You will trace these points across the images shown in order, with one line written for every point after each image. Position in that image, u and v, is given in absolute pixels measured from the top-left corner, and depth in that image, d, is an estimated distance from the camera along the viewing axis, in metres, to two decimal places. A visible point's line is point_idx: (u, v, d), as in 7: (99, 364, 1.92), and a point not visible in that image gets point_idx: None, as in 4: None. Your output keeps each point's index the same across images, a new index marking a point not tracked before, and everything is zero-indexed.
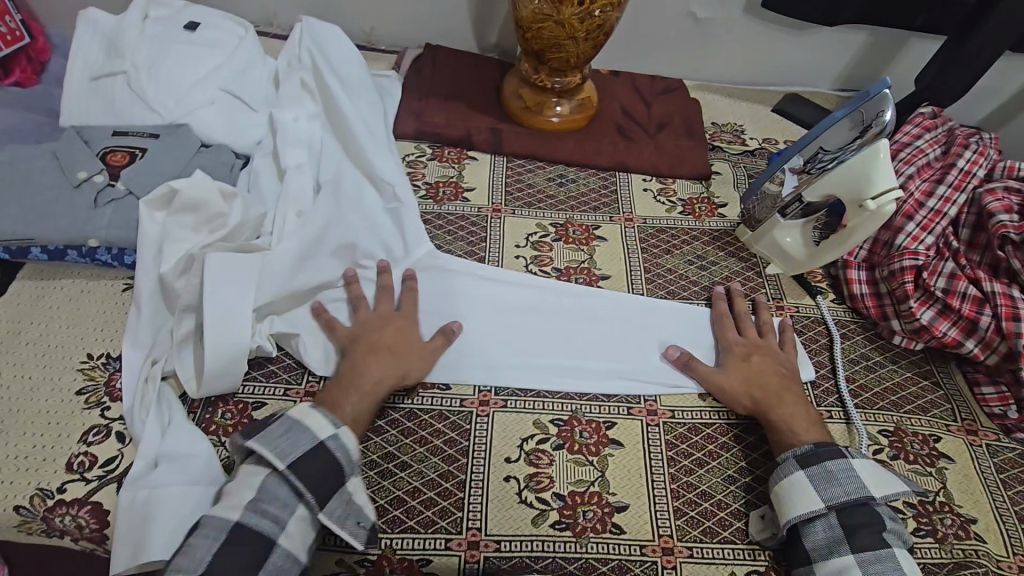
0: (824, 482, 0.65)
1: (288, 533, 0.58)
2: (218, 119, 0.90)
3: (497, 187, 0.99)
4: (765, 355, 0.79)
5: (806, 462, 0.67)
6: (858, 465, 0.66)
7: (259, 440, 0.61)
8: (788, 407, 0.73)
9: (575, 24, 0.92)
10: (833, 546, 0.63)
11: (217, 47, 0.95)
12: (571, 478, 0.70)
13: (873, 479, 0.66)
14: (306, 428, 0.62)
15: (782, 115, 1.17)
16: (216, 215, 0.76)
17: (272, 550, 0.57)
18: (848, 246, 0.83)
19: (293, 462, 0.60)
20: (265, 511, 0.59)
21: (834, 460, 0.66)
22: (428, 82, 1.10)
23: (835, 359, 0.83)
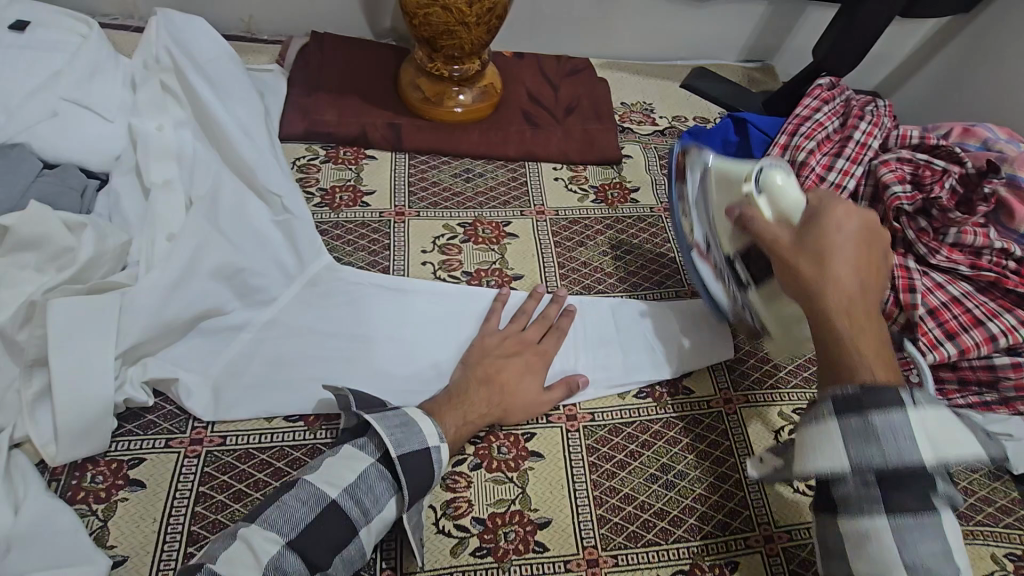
0: (860, 438, 0.53)
1: (371, 525, 0.57)
2: (63, 134, 0.79)
3: (399, 187, 0.93)
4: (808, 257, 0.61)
5: (849, 409, 0.54)
6: (915, 419, 0.53)
7: (378, 425, 0.60)
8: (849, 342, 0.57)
9: (464, 8, 0.87)
10: (866, 505, 0.53)
11: (55, 49, 0.82)
12: (490, 499, 0.67)
13: (927, 435, 0.53)
14: (425, 427, 0.62)
15: (690, 91, 1.16)
16: (61, 250, 0.67)
17: (352, 539, 0.56)
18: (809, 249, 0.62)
19: (408, 455, 0.59)
20: (360, 499, 0.57)
21: (881, 409, 0.53)
22: (316, 76, 1.01)
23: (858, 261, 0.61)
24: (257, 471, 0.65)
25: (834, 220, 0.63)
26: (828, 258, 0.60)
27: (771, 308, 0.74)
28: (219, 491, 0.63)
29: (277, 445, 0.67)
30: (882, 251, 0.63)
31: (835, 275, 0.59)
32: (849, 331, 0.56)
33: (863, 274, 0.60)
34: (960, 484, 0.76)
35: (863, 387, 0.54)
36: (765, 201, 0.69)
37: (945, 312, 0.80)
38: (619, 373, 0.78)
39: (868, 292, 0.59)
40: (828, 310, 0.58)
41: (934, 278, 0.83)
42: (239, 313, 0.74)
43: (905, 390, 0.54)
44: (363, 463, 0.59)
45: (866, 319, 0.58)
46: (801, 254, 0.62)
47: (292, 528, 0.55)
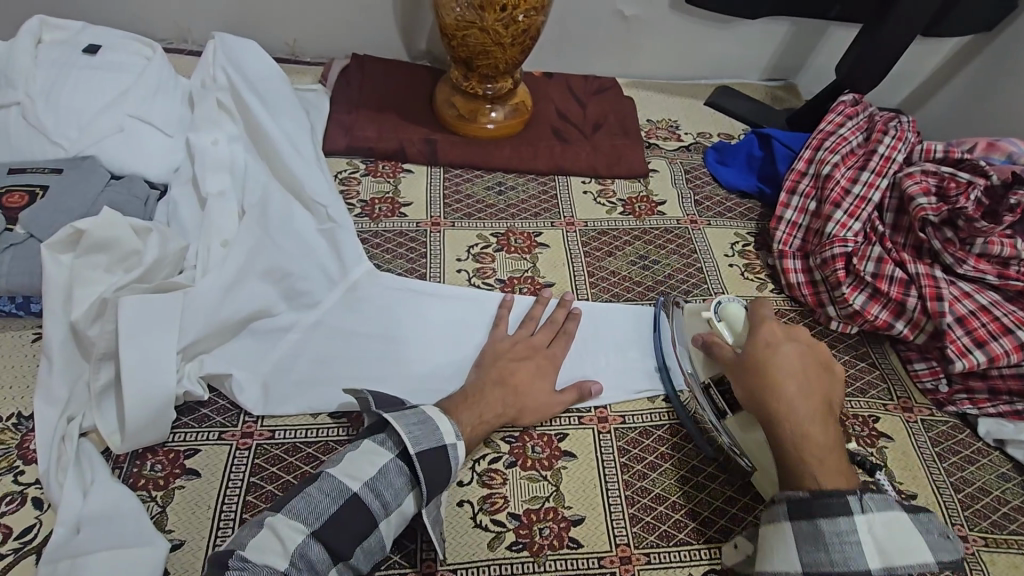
0: (812, 543, 0.56)
1: (389, 518, 0.60)
2: (129, 149, 0.85)
3: (435, 199, 0.97)
4: (756, 368, 0.68)
5: (798, 513, 0.57)
6: (863, 527, 0.55)
7: (397, 422, 0.62)
8: (800, 447, 0.61)
9: (500, 30, 0.91)
10: None
11: (122, 70, 0.89)
12: (525, 496, 0.69)
13: (876, 543, 0.55)
14: (441, 425, 0.64)
15: (714, 108, 1.19)
16: (130, 253, 0.72)
17: (372, 530, 0.58)
18: (756, 359, 0.68)
19: (425, 452, 0.61)
20: (379, 493, 0.59)
21: (829, 519, 0.56)
22: (357, 95, 1.06)
23: (805, 372, 0.67)
24: (304, 463, 0.69)
25: (771, 338, 0.70)
26: (774, 375, 0.66)
27: (741, 427, 0.70)
28: (268, 481, 0.67)
29: (321, 439, 0.71)
30: (822, 357, 0.69)
31: (781, 394, 0.65)
32: (800, 444, 0.61)
33: (807, 387, 0.65)
34: (993, 494, 0.75)
35: (814, 493, 0.57)
36: (725, 327, 0.76)
37: (973, 320, 0.81)
38: (648, 377, 0.80)
39: (814, 399, 0.64)
40: (775, 428, 0.63)
41: (961, 288, 0.84)
42: (287, 315, 0.78)
43: (854, 498, 0.56)
44: (382, 458, 0.61)
45: (815, 429, 0.62)
46: (748, 373, 0.68)
47: (315, 519, 0.57)
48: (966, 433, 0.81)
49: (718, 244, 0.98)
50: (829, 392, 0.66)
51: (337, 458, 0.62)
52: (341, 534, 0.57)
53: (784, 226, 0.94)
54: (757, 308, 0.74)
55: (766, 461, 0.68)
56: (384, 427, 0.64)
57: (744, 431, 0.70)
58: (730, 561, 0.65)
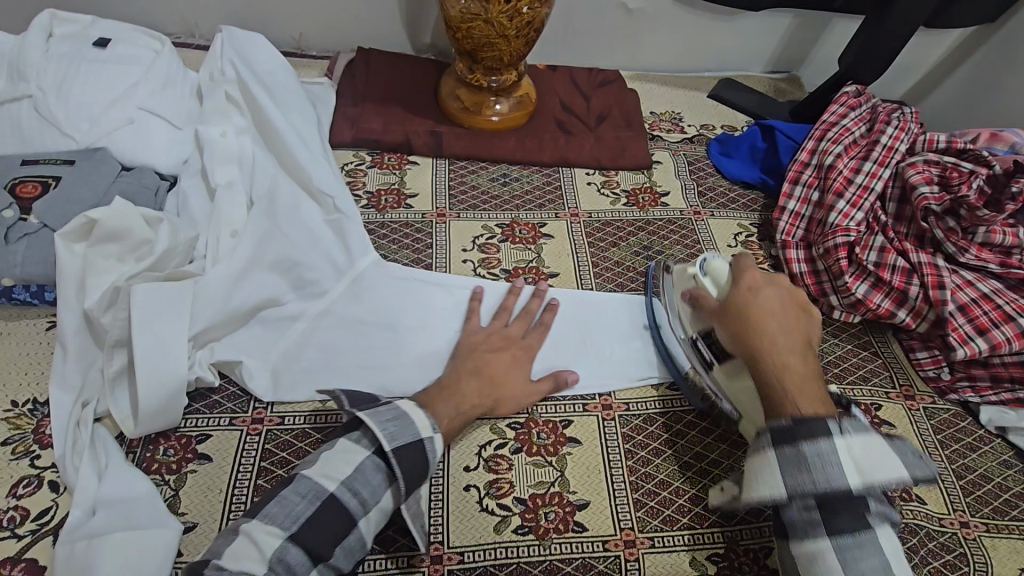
0: (794, 465, 0.56)
1: (368, 516, 0.58)
2: (139, 141, 0.86)
3: (440, 190, 0.98)
4: (740, 312, 0.70)
5: (782, 441, 0.58)
6: (841, 447, 0.56)
7: (371, 420, 0.60)
8: (780, 381, 0.63)
9: (505, 22, 0.92)
10: (808, 528, 0.55)
11: (132, 63, 0.90)
12: (531, 481, 0.70)
13: (856, 461, 0.56)
14: (417, 419, 0.62)
15: (718, 100, 1.20)
16: (140, 242, 0.73)
17: (351, 529, 0.57)
18: (739, 306, 0.71)
19: (402, 449, 0.60)
20: (356, 492, 0.58)
21: (810, 440, 0.56)
22: (362, 88, 1.07)
23: (785, 313, 0.69)
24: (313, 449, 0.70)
25: (752, 283, 0.72)
26: (756, 316, 0.69)
27: (731, 376, 0.73)
28: (278, 466, 0.68)
29: (330, 425, 0.72)
30: (802, 301, 0.72)
31: (763, 330, 0.67)
32: (782, 376, 0.64)
33: (787, 325, 0.68)
34: (994, 480, 0.76)
35: (795, 419, 0.58)
36: (709, 280, 0.78)
37: (975, 309, 0.82)
38: (652, 365, 0.81)
39: (794, 336, 0.67)
40: (759, 363, 0.65)
41: (963, 276, 0.85)
42: (295, 304, 0.79)
43: (833, 422, 0.57)
44: (357, 457, 0.59)
45: (793, 362, 0.65)
46: (733, 316, 0.70)
47: (292, 523, 0.55)
48: (967, 420, 0.81)
49: (721, 234, 0.98)
50: (810, 332, 0.69)
51: (313, 458, 0.61)
52: (319, 535, 0.56)
53: (787, 216, 0.94)
54: (740, 260, 0.77)
55: (753, 406, 0.71)
56: (359, 424, 0.62)
57: (732, 381, 0.73)
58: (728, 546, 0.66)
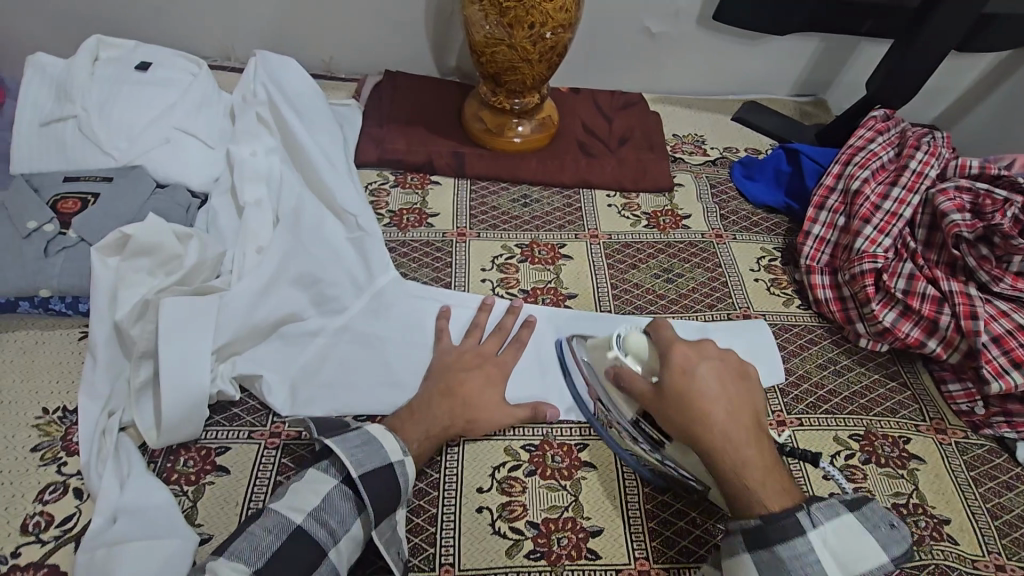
0: (774, 572, 0.55)
1: (339, 546, 0.59)
2: (173, 159, 0.89)
3: (461, 210, 0.99)
4: (677, 400, 0.65)
5: (757, 545, 0.57)
6: (818, 544, 0.55)
7: (338, 448, 0.62)
8: (739, 474, 0.61)
9: (529, 47, 0.92)
10: None
11: (170, 86, 0.95)
12: (544, 504, 0.70)
13: (833, 553, 0.55)
14: (386, 444, 0.64)
15: (741, 123, 1.19)
16: (171, 257, 0.75)
17: (321, 560, 0.57)
18: (676, 394, 0.65)
19: (369, 474, 0.61)
20: (324, 522, 0.59)
21: (785, 542, 0.56)
22: (389, 109, 1.10)
23: (725, 392, 0.66)
24: None
25: (683, 363, 0.67)
26: (699, 407, 0.64)
27: (681, 454, 0.67)
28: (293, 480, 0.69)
29: None
30: (735, 368, 0.69)
31: (711, 423, 0.63)
32: (743, 473, 0.61)
33: (731, 406, 0.65)
34: None
35: (765, 519, 0.57)
36: (631, 359, 0.71)
37: (1011, 340, 0.79)
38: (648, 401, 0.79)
39: (740, 421, 0.64)
40: (714, 461, 0.62)
41: (998, 306, 0.82)
42: (315, 320, 0.81)
43: (803, 514, 0.56)
44: (325, 486, 0.61)
45: (745, 449, 0.62)
46: (673, 410, 0.65)
47: (258, 559, 0.56)
48: (1003, 457, 0.78)
49: (743, 258, 0.97)
50: (753, 406, 0.66)
51: (282, 491, 0.62)
52: (288, 567, 0.56)
53: (811, 241, 0.93)
54: (658, 331, 0.71)
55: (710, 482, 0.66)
56: (326, 454, 0.64)
57: (683, 457, 0.67)
58: (698, 572, 0.65)
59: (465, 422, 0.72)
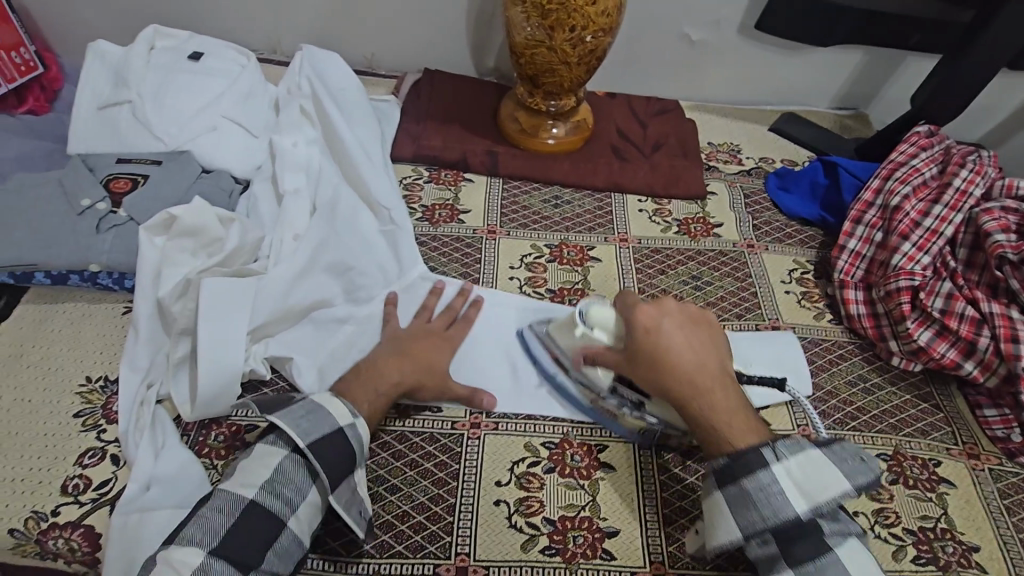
0: (741, 504, 0.60)
1: (297, 513, 0.60)
2: (220, 146, 0.93)
3: (493, 208, 1.00)
4: (645, 359, 0.69)
5: (725, 481, 0.61)
6: (779, 474, 0.60)
7: (285, 420, 0.63)
8: (716, 420, 0.65)
9: (568, 49, 0.93)
10: (773, 563, 0.59)
11: (220, 76, 0.98)
12: (561, 502, 0.70)
13: (798, 485, 0.59)
14: (334, 410, 0.65)
15: (778, 134, 1.18)
16: (213, 240, 0.78)
17: (282, 530, 0.59)
18: (643, 352, 0.69)
19: (317, 443, 0.62)
20: (280, 493, 0.60)
21: (750, 477, 0.60)
22: (426, 106, 1.12)
23: (687, 345, 0.69)
24: None
25: (647, 322, 0.71)
26: (665, 361, 0.68)
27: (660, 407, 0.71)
28: None
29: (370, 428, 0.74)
30: (694, 319, 0.72)
31: (677, 375, 0.67)
32: (706, 415, 0.65)
33: (694, 357, 0.68)
34: None
35: (731, 457, 0.62)
36: (598, 331, 0.74)
37: None
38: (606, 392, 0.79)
39: (705, 371, 0.67)
40: (690, 411, 0.66)
41: None
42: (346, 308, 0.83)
43: (767, 450, 0.61)
44: (275, 458, 0.62)
45: (714, 394, 0.66)
46: (642, 368, 0.69)
47: (213, 536, 0.56)
48: None
49: (775, 269, 0.96)
50: (720, 361, 0.70)
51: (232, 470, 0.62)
52: (249, 540, 0.57)
53: (846, 255, 0.91)
54: (620, 300, 0.75)
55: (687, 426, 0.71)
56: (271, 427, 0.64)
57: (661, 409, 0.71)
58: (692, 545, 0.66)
59: (414, 385, 0.73)
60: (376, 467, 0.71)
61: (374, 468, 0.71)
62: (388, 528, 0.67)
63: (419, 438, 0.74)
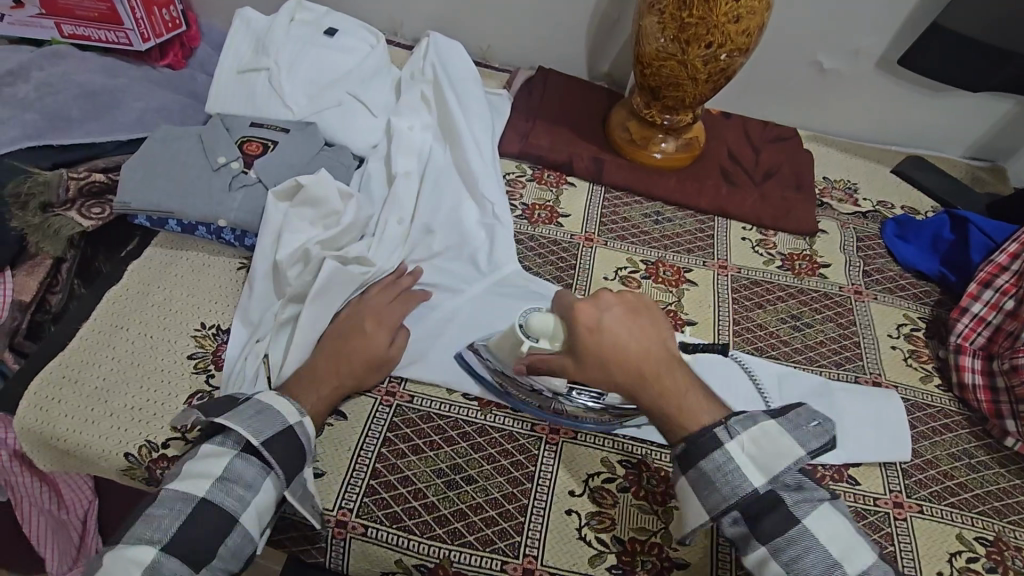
0: (704, 487, 0.62)
1: (249, 510, 0.62)
2: (342, 121, 0.96)
3: (592, 216, 1.00)
4: (594, 358, 0.65)
5: (686, 466, 0.63)
6: (736, 453, 0.62)
7: (234, 420, 0.64)
8: (671, 405, 0.64)
9: (699, 65, 0.90)
10: (746, 540, 0.62)
11: (351, 53, 1.02)
12: (633, 524, 0.69)
13: (753, 458, 0.62)
14: (279, 406, 0.66)
15: (901, 178, 1.11)
16: (330, 212, 0.83)
17: (232, 527, 0.61)
18: (589, 348, 0.66)
19: (269, 441, 0.64)
20: (230, 490, 0.61)
21: (708, 458, 0.62)
22: (536, 105, 1.12)
23: (632, 333, 0.66)
24: (436, 431, 0.75)
25: (588, 319, 0.67)
26: (611, 356, 0.65)
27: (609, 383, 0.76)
28: (400, 440, 0.73)
29: (453, 416, 0.76)
30: (634, 305, 0.69)
31: (625, 367, 0.64)
32: (652, 402, 0.64)
33: (640, 346, 0.66)
34: None
35: (689, 442, 0.63)
36: (542, 341, 0.71)
37: None
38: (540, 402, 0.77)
39: (649, 357, 0.65)
40: (644, 399, 0.65)
41: None
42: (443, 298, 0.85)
43: (721, 430, 0.62)
44: (225, 457, 0.63)
45: (667, 380, 0.65)
46: (589, 364, 0.66)
47: (164, 533, 0.58)
48: None
49: (882, 322, 0.91)
50: (663, 340, 0.67)
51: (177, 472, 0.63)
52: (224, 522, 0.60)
53: (968, 319, 0.86)
54: (557, 304, 0.71)
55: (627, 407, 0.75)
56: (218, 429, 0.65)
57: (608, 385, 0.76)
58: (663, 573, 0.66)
59: None
60: (455, 456, 0.73)
61: (453, 456, 0.73)
62: (459, 516, 0.68)
63: (498, 434, 0.75)
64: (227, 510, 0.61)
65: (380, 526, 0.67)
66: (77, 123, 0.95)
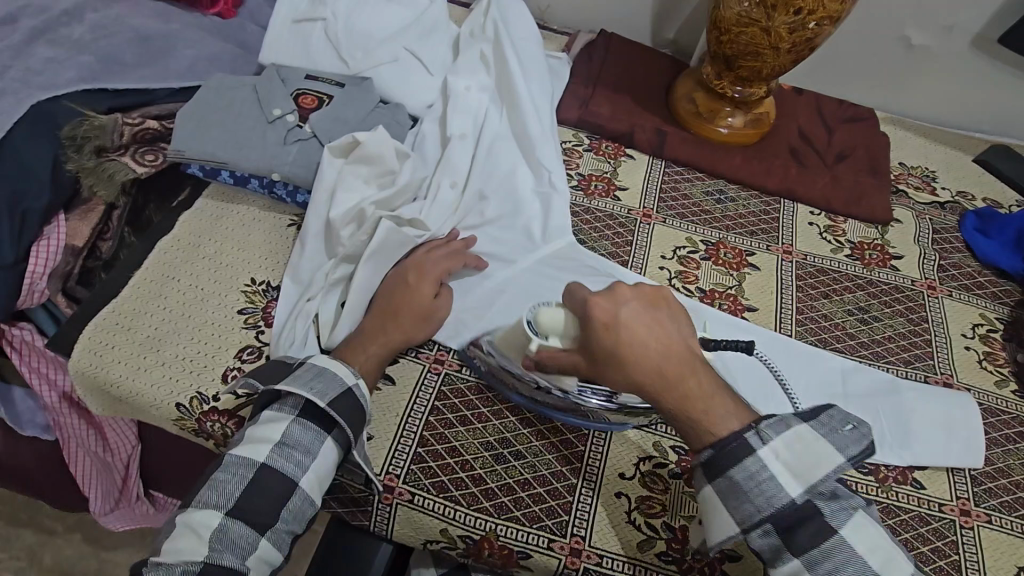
0: (734, 498, 0.58)
1: (311, 473, 0.62)
2: (397, 77, 0.93)
3: (651, 191, 0.95)
4: (608, 358, 0.61)
5: (715, 474, 0.59)
6: (769, 460, 0.57)
7: (292, 385, 0.63)
8: (697, 410, 0.59)
9: (783, 34, 0.84)
10: (778, 552, 0.57)
11: (409, 6, 0.98)
12: (684, 511, 0.67)
13: (787, 465, 0.58)
14: (339, 370, 0.65)
15: (984, 167, 1.03)
16: (386, 171, 0.81)
17: (293, 490, 0.61)
18: (603, 346, 0.61)
19: (331, 402, 0.63)
20: (289, 455, 0.61)
21: (741, 466, 0.58)
22: (596, 71, 1.07)
23: (651, 331, 0.61)
24: (486, 403, 0.73)
25: (602, 316, 0.62)
26: (626, 356, 0.60)
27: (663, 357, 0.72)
28: (448, 409, 0.72)
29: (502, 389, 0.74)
30: (653, 298, 0.64)
31: (644, 369, 0.60)
32: (676, 408, 0.59)
33: (660, 347, 0.61)
34: None
35: (717, 449, 0.58)
36: (552, 339, 0.67)
37: None
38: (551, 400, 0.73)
39: (671, 356, 0.60)
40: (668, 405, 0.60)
41: None
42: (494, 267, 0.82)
43: (752, 434, 0.58)
44: (284, 423, 0.62)
45: (692, 383, 0.60)
46: (603, 363, 0.62)
47: (227, 497, 0.59)
48: None
49: (956, 320, 0.85)
50: (685, 338, 0.62)
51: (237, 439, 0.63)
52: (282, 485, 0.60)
53: None
54: (569, 296, 0.67)
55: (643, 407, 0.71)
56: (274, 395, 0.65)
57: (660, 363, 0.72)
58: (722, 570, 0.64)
59: None
60: (503, 429, 0.71)
61: (501, 429, 0.71)
62: (507, 490, 0.67)
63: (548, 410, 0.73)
64: (289, 474, 0.61)
65: (426, 494, 0.66)
66: (131, 68, 0.93)
